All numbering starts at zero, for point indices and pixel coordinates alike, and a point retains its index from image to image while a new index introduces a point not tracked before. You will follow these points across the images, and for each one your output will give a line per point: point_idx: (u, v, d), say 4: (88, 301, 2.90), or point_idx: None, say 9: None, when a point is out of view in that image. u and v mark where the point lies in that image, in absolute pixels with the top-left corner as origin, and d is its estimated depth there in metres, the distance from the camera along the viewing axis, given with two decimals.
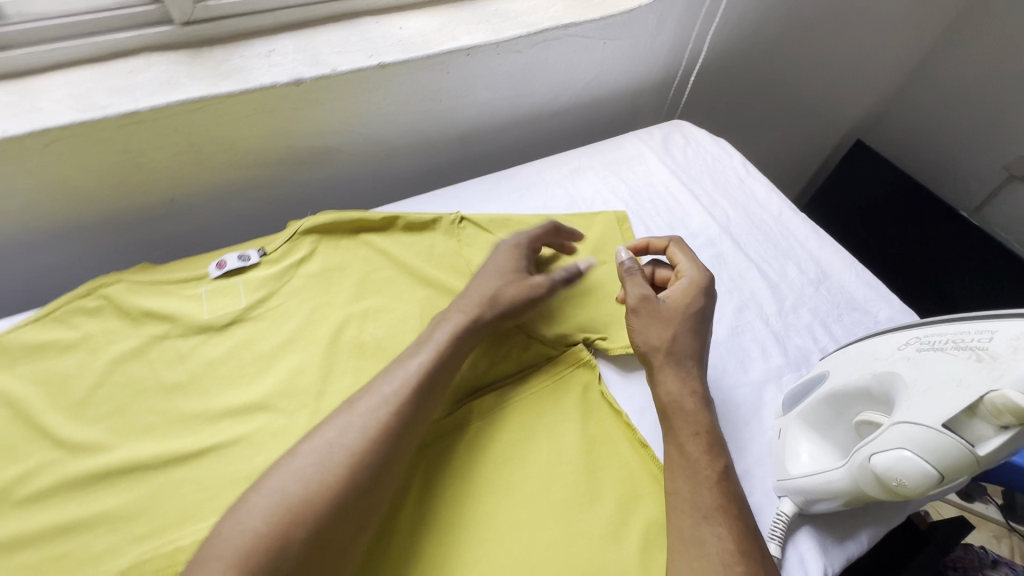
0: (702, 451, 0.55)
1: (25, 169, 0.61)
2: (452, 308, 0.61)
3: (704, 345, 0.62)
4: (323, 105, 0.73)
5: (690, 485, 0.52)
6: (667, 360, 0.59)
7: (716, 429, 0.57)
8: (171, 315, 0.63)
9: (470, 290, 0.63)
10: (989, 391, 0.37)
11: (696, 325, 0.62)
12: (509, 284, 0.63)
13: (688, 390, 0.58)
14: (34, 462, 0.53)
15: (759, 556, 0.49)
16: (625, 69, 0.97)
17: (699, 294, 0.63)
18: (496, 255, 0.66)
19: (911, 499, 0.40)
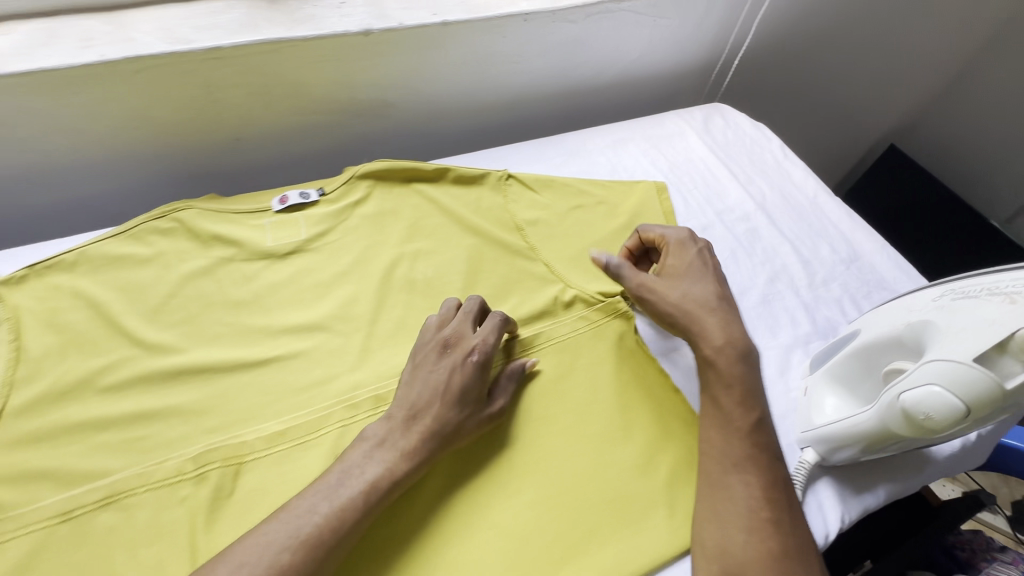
0: (737, 402, 0.56)
1: (113, 94, 0.65)
2: (395, 437, 0.52)
3: (725, 292, 0.64)
4: (387, 58, 0.76)
5: (722, 435, 0.55)
6: (692, 320, 0.61)
7: (757, 380, 0.58)
8: (237, 240, 0.67)
9: (418, 410, 0.54)
10: (1019, 329, 0.40)
11: (701, 275, 0.64)
12: (458, 414, 0.54)
13: (725, 339, 0.59)
14: (115, 357, 0.57)
15: (786, 505, 0.51)
16: (671, 49, 1.00)
17: (686, 249, 0.66)
18: (452, 370, 0.56)
19: (936, 433, 0.43)
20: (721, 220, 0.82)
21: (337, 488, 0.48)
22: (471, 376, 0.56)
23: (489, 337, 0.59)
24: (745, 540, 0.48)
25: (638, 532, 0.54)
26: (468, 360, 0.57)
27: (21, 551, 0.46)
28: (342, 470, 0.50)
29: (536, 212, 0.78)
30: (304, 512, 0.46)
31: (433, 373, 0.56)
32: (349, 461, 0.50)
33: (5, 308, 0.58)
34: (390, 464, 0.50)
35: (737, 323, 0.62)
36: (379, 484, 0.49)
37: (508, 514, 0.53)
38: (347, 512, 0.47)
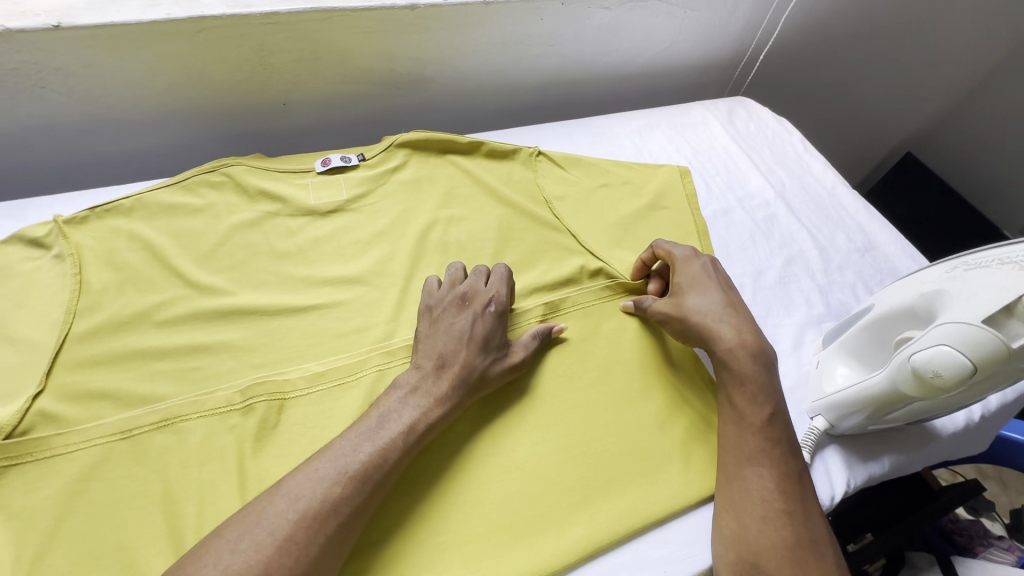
0: (749, 399, 0.55)
1: (173, 51, 0.68)
2: (427, 384, 0.53)
3: (733, 295, 0.63)
4: (430, 33, 0.79)
5: (736, 432, 0.55)
6: (702, 331, 0.60)
7: (773, 379, 0.57)
8: (282, 197, 0.69)
9: (446, 360, 0.55)
10: None
11: (706, 286, 0.63)
12: (481, 360, 0.56)
13: (736, 342, 0.58)
14: (170, 295, 0.61)
15: (800, 495, 0.51)
16: (697, 41, 1.03)
17: (693, 261, 0.66)
18: (473, 320, 0.57)
19: (944, 391, 0.47)
20: (742, 206, 0.85)
21: (376, 429, 0.49)
22: (492, 325, 0.58)
23: (502, 289, 0.61)
24: (759, 529, 0.49)
25: (655, 481, 0.57)
26: (485, 310, 0.59)
27: (84, 462, 0.49)
28: (380, 413, 0.50)
29: (565, 189, 0.80)
30: (349, 451, 0.47)
31: (455, 324, 0.57)
32: (384, 407, 0.51)
33: (68, 245, 0.61)
34: (425, 409, 0.52)
35: (748, 323, 0.60)
36: (415, 426, 0.50)
37: (533, 461, 0.56)
38: (390, 451, 0.48)
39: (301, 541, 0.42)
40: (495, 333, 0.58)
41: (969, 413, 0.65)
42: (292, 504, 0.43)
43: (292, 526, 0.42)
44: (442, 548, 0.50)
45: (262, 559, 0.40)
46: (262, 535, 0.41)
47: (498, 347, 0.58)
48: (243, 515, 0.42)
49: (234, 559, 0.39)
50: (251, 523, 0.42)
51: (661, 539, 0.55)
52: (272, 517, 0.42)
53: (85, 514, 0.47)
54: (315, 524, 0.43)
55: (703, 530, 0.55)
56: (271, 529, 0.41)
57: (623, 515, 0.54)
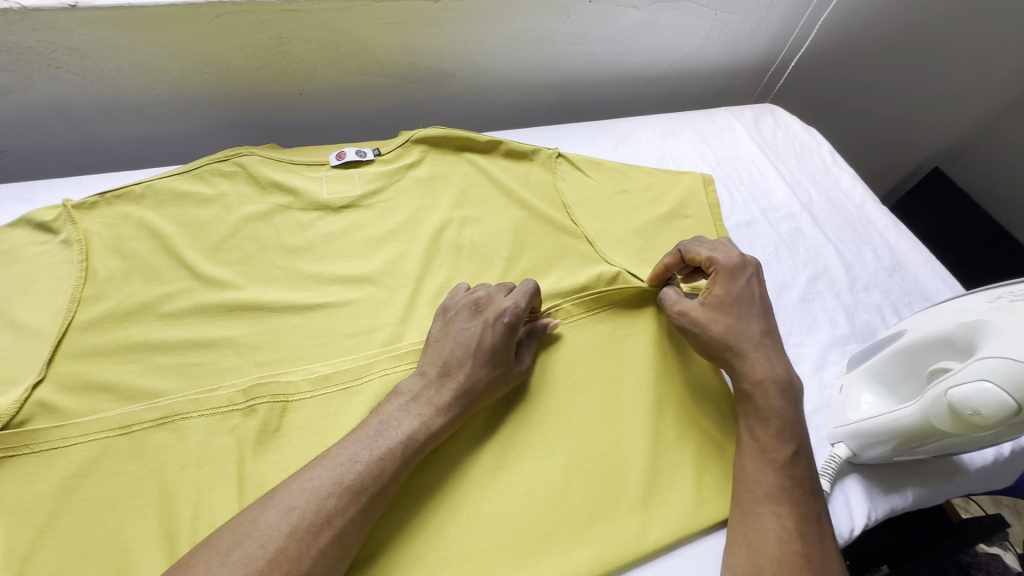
0: (773, 434, 0.54)
1: (190, 36, 0.67)
2: (429, 393, 0.51)
3: (771, 323, 0.61)
4: (452, 26, 0.77)
5: (756, 467, 0.53)
6: (732, 354, 0.58)
7: (799, 415, 0.55)
8: (294, 190, 0.68)
9: (450, 368, 0.53)
10: None
11: (747, 309, 0.61)
12: (488, 372, 0.54)
13: (765, 375, 0.56)
14: (177, 286, 0.60)
15: (818, 538, 0.49)
16: (727, 44, 1.00)
17: (738, 277, 0.62)
18: (484, 330, 0.55)
19: (984, 430, 0.44)
20: (766, 217, 0.82)
21: (375, 438, 0.47)
22: (501, 337, 0.55)
23: (522, 300, 0.57)
24: (774, 571, 0.47)
25: (665, 505, 0.54)
26: (499, 321, 0.55)
27: (82, 457, 0.48)
28: (379, 421, 0.49)
29: (584, 193, 0.77)
30: (346, 460, 0.45)
31: (465, 330, 0.55)
32: (384, 414, 0.49)
33: (76, 230, 0.60)
34: (425, 419, 0.50)
35: (781, 357, 0.59)
36: (415, 436, 0.49)
37: (539, 479, 0.53)
38: (387, 461, 0.46)
39: (293, 554, 0.40)
40: (509, 349, 0.55)
41: (998, 449, 0.62)
42: (284, 515, 0.41)
43: (285, 539, 0.40)
44: (443, 564, 0.48)
45: (253, 573, 0.38)
46: (254, 549, 0.39)
47: (508, 360, 0.55)
48: (234, 525, 0.41)
49: (223, 572, 0.38)
50: (242, 534, 0.40)
51: (670, 566, 0.52)
52: (264, 528, 0.40)
53: (79, 511, 0.46)
54: (309, 536, 0.41)
55: (713, 557, 0.53)
56: (263, 541, 0.40)
57: (631, 540, 0.51)
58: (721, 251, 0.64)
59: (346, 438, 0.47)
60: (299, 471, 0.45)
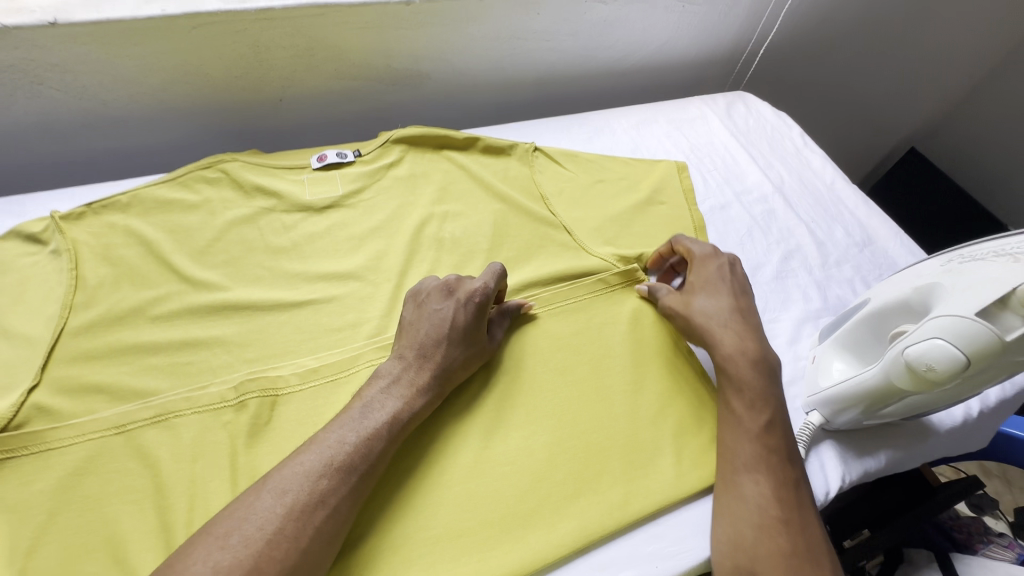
0: (747, 406, 0.56)
1: (169, 48, 0.69)
2: (409, 374, 0.53)
3: (743, 303, 0.63)
4: (425, 28, 0.79)
5: (733, 439, 0.55)
6: (704, 333, 0.61)
7: (773, 386, 0.57)
8: (278, 193, 0.70)
9: (428, 350, 0.55)
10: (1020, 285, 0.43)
11: (715, 290, 0.64)
12: (459, 350, 0.56)
13: (735, 349, 0.59)
14: (165, 290, 0.61)
15: (797, 503, 0.51)
16: (696, 36, 1.03)
17: (708, 264, 0.66)
18: (456, 311, 0.57)
19: (939, 384, 0.46)
20: (739, 200, 0.85)
21: (361, 420, 0.49)
22: (474, 316, 0.57)
23: (490, 281, 0.59)
24: (754, 537, 0.49)
25: (647, 474, 0.56)
26: (469, 302, 0.58)
27: (79, 457, 0.50)
28: (363, 404, 0.50)
29: (561, 184, 0.80)
30: (334, 442, 0.47)
31: (438, 311, 0.57)
32: (367, 397, 0.51)
33: (65, 240, 0.61)
34: (407, 399, 0.52)
35: (753, 332, 0.61)
36: (399, 416, 0.51)
37: (524, 455, 0.55)
38: (375, 440, 0.48)
39: (290, 533, 0.42)
40: (479, 326, 0.58)
41: (967, 409, 0.65)
42: (278, 499, 0.43)
43: (282, 520, 0.42)
44: (436, 540, 0.50)
45: (252, 554, 0.40)
46: (252, 530, 0.41)
47: (480, 337, 0.58)
48: (229, 511, 0.42)
49: (224, 555, 0.39)
50: (239, 519, 0.42)
51: (654, 534, 0.54)
52: (260, 512, 0.42)
53: (78, 507, 0.48)
54: (304, 516, 0.43)
55: (696, 523, 0.55)
56: (259, 523, 0.41)
57: (615, 509, 0.53)
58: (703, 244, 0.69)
59: (332, 423, 0.49)
60: (286, 458, 0.47)
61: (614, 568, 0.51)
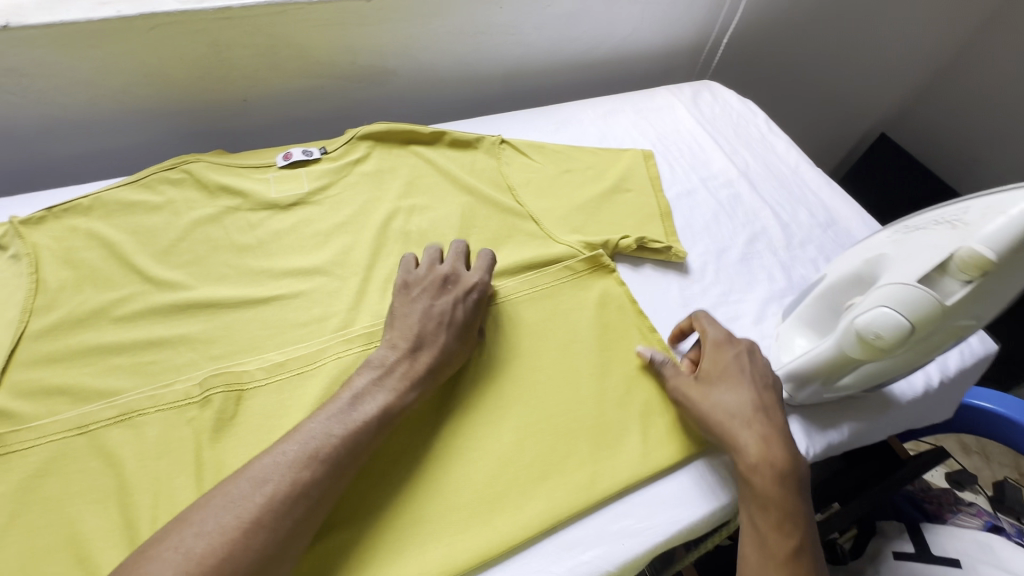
0: (774, 526, 0.51)
1: (127, 49, 0.69)
2: (402, 366, 0.54)
3: (767, 398, 0.57)
4: (387, 24, 0.80)
5: (759, 563, 0.50)
6: (724, 435, 0.55)
7: (802, 501, 0.52)
8: (243, 191, 0.70)
9: (424, 342, 0.56)
10: (956, 250, 0.44)
11: (734, 382, 0.57)
12: (455, 344, 0.57)
13: (760, 459, 0.52)
14: (128, 291, 0.61)
15: None
16: (661, 27, 1.04)
17: (724, 349, 0.59)
18: (454, 304, 0.59)
19: (886, 351, 0.47)
20: (705, 185, 0.86)
21: (348, 413, 0.49)
22: (471, 312, 0.59)
23: (484, 278, 0.62)
24: None
25: (614, 455, 0.57)
26: (467, 297, 0.60)
27: (41, 458, 0.50)
28: (352, 394, 0.51)
29: (529, 175, 0.80)
30: (317, 434, 0.47)
31: (434, 305, 0.58)
32: (355, 388, 0.51)
33: (25, 245, 0.61)
34: (400, 391, 0.52)
35: (780, 434, 0.54)
36: (389, 408, 0.51)
37: (492, 438, 0.56)
38: (363, 431, 0.49)
39: (267, 522, 0.42)
40: (474, 322, 0.60)
41: (928, 380, 0.67)
42: (257, 488, 0.43)
43: (260, 509, 0.42)
44: (404, 525, 0.51)
45: (227, 541, 0.40)
46: (228, 518, 0.41)
47: (474, 333, 0.60)
48: (208, 499, 0.43)
49: (198, 542, 0.40)
50: (217, 507, 0.42)
51: (620, 513, 0.54)
52: (238, 500, 0.42)
53: (40, 508, 0.48)
54: (283, 506, 0.43)
55: (661, 501, 0.56)
56: (237, 512, 0.42)
57: (580, 488, 0.54)
58: (716, 323, 0.62)
59: (318, 414, 0.49)
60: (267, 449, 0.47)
61: (581, 547, 0.52)
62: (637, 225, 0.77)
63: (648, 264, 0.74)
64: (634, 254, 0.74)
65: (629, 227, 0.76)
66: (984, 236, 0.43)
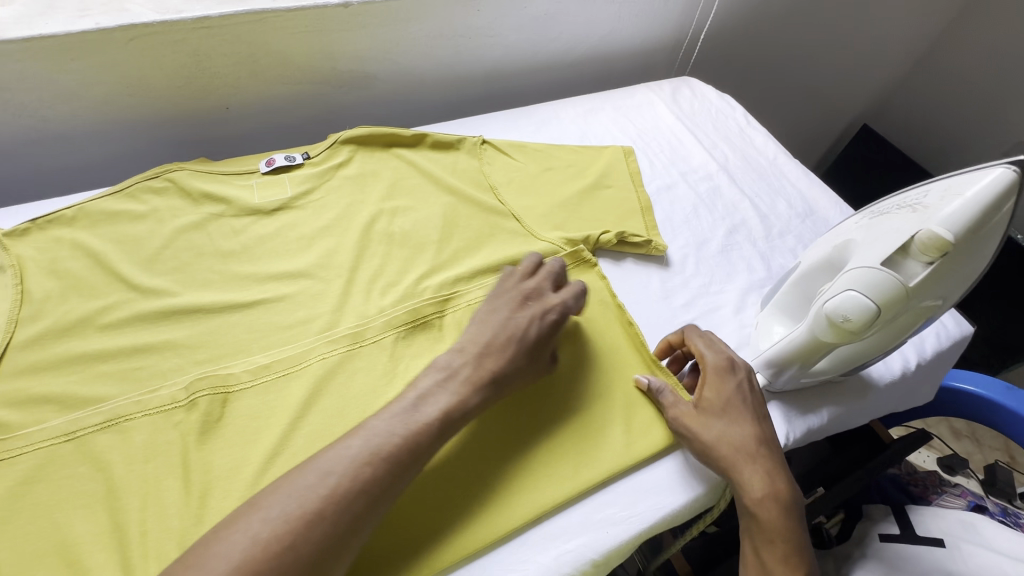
0: (780, 560, 0.51)
1: (108, 61, 0.70)
2: (467, 371, 0.53)
3: (767, 428, 0.57)
4: (366, 29, 0.81)
5: None
6: (729, 468, 0.54)
7: (804, 532, 0.52)
8: (226, 198, 0.70)
9: (492, 351, 0.55)
10: (916, 232, 0.47)
11: (736, 413, 0.56)
12: (521, 359, 0.56)
13: (766, 493, 0.52)
14: (114, 299, 0.62)
15: None
16: (639, 26, 1.06)
17: (726, 377, 0.58)
18: (531, 322, 0.58)
19: (854, 332, 0.50)
20: (685, 179, 0.87)
21: (410, 413, 0.49)
22: (545, 332, 0.58)
23: (569, 302, 0.61)
24: None
25: (597, 446, 0.58)
26: (546, 317, 0.59)
27: (29, 465, 0.50)
28: (418, 395, 0.51)
29: (510, 174, 0.81)
30: (381, 432, 0.47)
31: (512, 319, 0.58)
32: (420, 389, 0.51)
33: (10, 257, 0.62)
34: (462, 396, 0.52)
35: (781, 466, 0.54)
36: (449, 414, 0.51)
37: (474, 443, 0.55)
38: (423, 434, 0.49)
39: (327, 515, 0.42)
40: (546, 341, 0.58)
41: (905, 363, 0.68)
42: (320, 480, 0.44)
43: (322, 501, 0.43)
44: (384, 534, 0.50)
45: (291, 529, 0.41)
46: (291, 507, 0.42)
47: (545, 352, 0.58)
48: (273, 488, 0.43)
49: (263, 528, 0.41)
50: (282, 494, 0.43)
51: (604, 502, 0.55)
52: (301, 490, 0.43)
53: (29, 515, 0.48)
54: (345, 501, 0.43)
55: (644, 489, 0.57)
56: (300, 501, 0.42)
57: (564, 480, 0.55)
58: (715, 347, 0.61)
59: (383, 411, 0.49)
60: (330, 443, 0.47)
61: (565, 536, 0.53)
62: (618, 220, 0.78)
63: (630, 258, 0.76)
64: (615, 249, 0.75)
65: (611, 222, 0.78)
66: (942, 219, 0.45)
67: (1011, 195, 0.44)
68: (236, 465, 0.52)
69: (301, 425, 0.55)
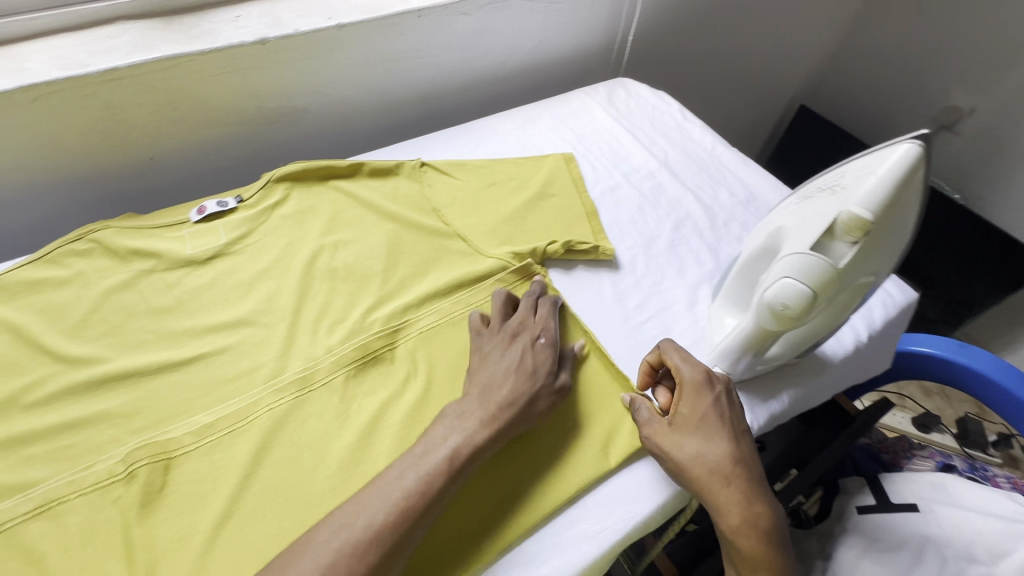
0: None
1: (13, 125, 0.67)
2: (473, 410, 0.54)
3: (742, 446, 0.55)
4: (288, 63, 0.79)
5: None
6: (702, 493, 0.53)
7: (783, 555, 0.51)
8: (156, 252, 0.67)
9: (494, 386, 0.56)
10: (838, 214, 0.48)
11: (711, 432, 0.55)
12: (525, 384, 0.57)
13: (740, 519, 0.51)
14: (41, 374, 0.58)
15: None
16: (567, 32, 1.07)
17: (700, 393, 0.56)
18: (523, 352, 0.59)
19: (795, 318, 0.50)
20: (628, 180, 0.88)
21: (422, 458, 0.50)
22: (540, 356, 0.60)
23: (550, 323, 0.63)
24: None
25: (565, 463, 0.56)
26: (536, 342, 0.61)
27: None
28: (425, 443, 0.52)
29: (452, 194, 0.80)
30: (394, 479, 0.48)
31: (505, 355, 0.59)
32: (431, 435, 0.52)
33: None
34: (471, 433, 0.52)
35: (758, 487, 0.53)
36: (459, 451, 0.51)
37: None
38: (434, 477, 0.49)
39: (345, 567, 0.43)
40: (546, 364, 0.59)
41: (857, 335, 0.69)
42: (337, 532, 0.45)
43: (336, 554, 0.44)
44: None
45: None
46: (309, 565, 0.43)
47: (551, 375, 0.59)
48: (291, 548, 0.45)
49: None
50: (296, 553, 0.44)
51: (575, 518, 0.54)
52: (319, 546, 0.44)
53: None
54: (359, 552, 0.44)
55: (614, 499, 0.56)
56: (317, 557, 0.43)
57: (532, 505, 0.54)
58: (690, 361, 0.59)
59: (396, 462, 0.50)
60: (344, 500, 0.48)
61: (537, 561, 0.52)
62: (564, 228, 0.78)
63: (581, 266, 0.75)
64: (563, 258, 0.75)
65: (558, 232, 0.77)
66: (860, 198, 0.46)
67: (919, 166, 0.46)
68: (184, 535, 0.50)
69: (252, 483, 0.53)
